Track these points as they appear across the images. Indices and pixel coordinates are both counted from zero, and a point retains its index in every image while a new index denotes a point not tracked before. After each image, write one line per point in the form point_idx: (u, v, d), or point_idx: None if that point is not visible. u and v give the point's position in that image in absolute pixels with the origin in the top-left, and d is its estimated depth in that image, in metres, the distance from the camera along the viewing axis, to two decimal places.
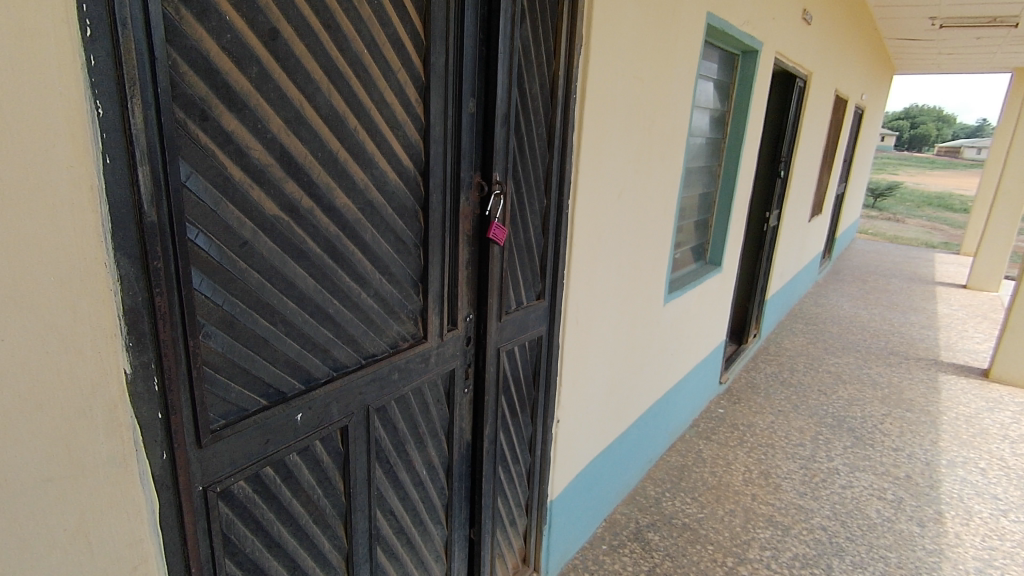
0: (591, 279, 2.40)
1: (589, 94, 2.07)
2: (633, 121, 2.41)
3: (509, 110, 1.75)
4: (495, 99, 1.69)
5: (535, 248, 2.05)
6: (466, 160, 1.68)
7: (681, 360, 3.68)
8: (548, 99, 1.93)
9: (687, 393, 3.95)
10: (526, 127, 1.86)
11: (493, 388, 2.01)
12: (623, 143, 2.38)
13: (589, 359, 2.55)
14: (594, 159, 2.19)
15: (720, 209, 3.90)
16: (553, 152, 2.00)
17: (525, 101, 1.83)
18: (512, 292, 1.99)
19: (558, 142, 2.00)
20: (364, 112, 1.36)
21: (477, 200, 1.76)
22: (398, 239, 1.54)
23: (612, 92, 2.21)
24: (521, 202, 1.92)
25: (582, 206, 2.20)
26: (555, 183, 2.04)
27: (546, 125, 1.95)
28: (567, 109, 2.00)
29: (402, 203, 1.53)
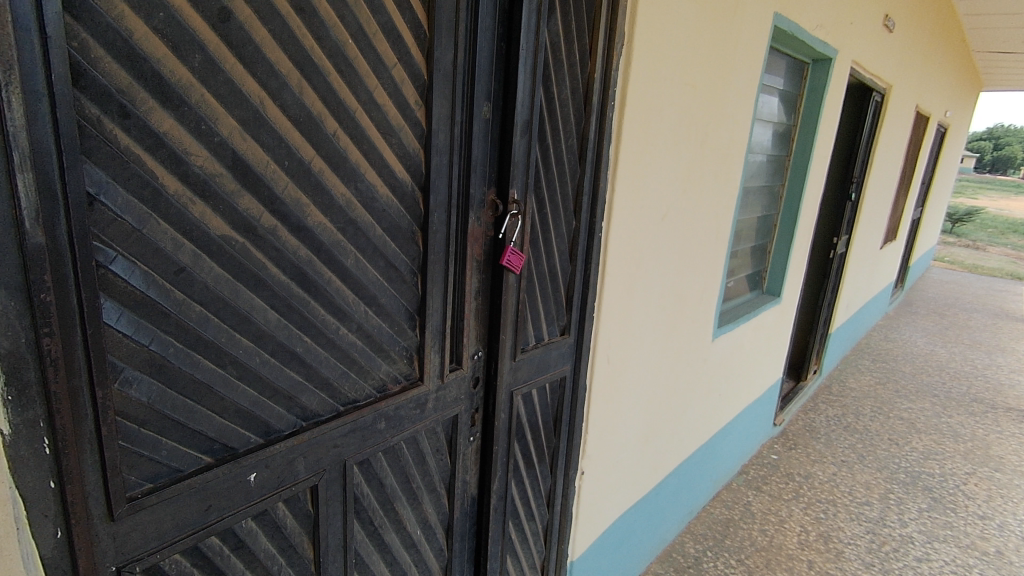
0: (626, 312, 2.10)
1: (630, 102, 1.79)
2: (683, 134, 2.11)
3: (532, 117, 1.50)
4: (514, 104, 1.44)
5: (561, 277, 1.78)
6: (477, 174, 1.44)
7: (731, 400, 3.29)
8: (581, 107, 1.67)
9: (736, 436, 3.54)
10: (553, 139, 1.60)
11: (505, 438, 1.75)
12: (671, 159, 2.08)
13: (622, 402, 2.24)
14: (634, 175, 1.90)
15: (780, 234, 3.51)
16: (586, 168, 1.73)
17: (553, 108, 1.57)
18: (532, 327, 1.73)
19: (592, 156, 1.73)
20: (347, 114, 1.13)
21: (489, 221, 1.52)
22: (389, 265, 1.31)
23: (658, 100, 1.92)
24: (545, 225, 1.66)
25: (618, 230, 1.91)
26: (587, 204, 1.77)
27: (577, 137, 1.69)
28: (603, 118, 1.72)
29: (395, 222, 1.29)
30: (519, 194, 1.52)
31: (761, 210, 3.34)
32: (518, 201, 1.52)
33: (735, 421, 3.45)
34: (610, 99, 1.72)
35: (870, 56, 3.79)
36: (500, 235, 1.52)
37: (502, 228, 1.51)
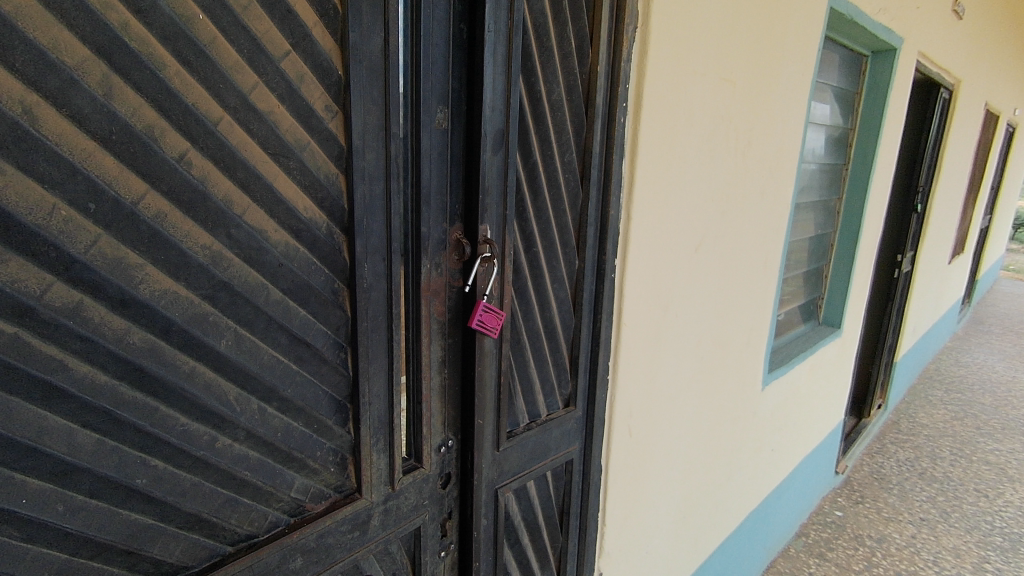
0: (651, 370, 1.65)
1: (648, 103, 1.37)
2: (720, 143, 1.67)
3: (509, 128, 1.09)
4: (481, 109, 1.04)
5: (562, 335, 1.36)
6: (431, 208, 1.04)
7: (785, 454, 2.77)
8: (581, 113, 1.26)
9: (793, 494, 3.01)
10: (542, 155, 1.19)
11: (490, 551, 1.32)
12: (704, 174, 1.64)
13: (651, 479, 1.78)
14: (656, 197, 1.47)
15: (837, 256, 2.99)
16: (591, 192, 1.31)
17: (541, 114, 1.17)
18: (521, 402, 1.31)
19: (597, 176, 1.31)
20: (203, 127, 0.75)
21: (454, 269, 1.12)
22: (296, 341, 0.92)
23: (685, 101, 1.48)
24: (536, 270, 1.25)
25: (637, 268, 1.48)
26: (593, 239, 1.35)
27: (578, 152, 1.27)
28: (612, 124, 1.30)
29: (302, 281, 0.90)
30: (495, 232, 1.12)
31: (815, 229, 2.83)
32: (492, 241, 1.11)
33: (791, 477, 2.92)
34: (620, 98, 1.30)
35: (938, 46, 3.25)
36: (468, 287, 1.12)
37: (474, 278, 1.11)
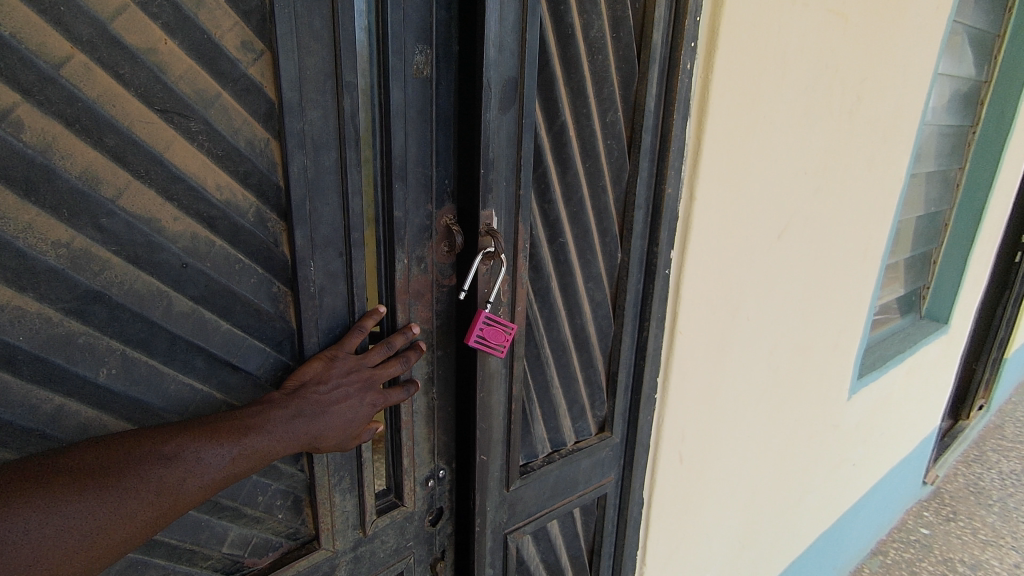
0: (711, 386, 1.34)
1: (728, 42, 1.01)
2: (822, 100, 1.29)
3: (525, 76, 0.79)
4: (482, 47, 0.74)
5: (596, 347, 1.08)
6: (409, 183, 0.77)
7: (867, 467, 2.38)
8: (632, 57, 0.94)
9: (873, 510, 2.63)
10: (573, 112, 0.89)
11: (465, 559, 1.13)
12: (797, 139, 1.27)
13: (706, 508, 1.50)
14: (735, 169, 1.12)
15: (952, 238, 2.48)
16: (642, 163, 1.00)
17: (573, 57, 0.87)
18: (541, 429, 1.06)
19: (650, 142, 1.00)
20: (35, 69, 0.52)
21: (445, 265, 0.85)
22: (218, 364, 0.69)
23: (780, 40, 1.11)
24: (564, 266, 0.97)
25: (701, 261, 1.16)
26: (641, 226, 1.04)
27: (626, 108, 0.96)
28: (674, 71, 0.97)
29: (220, 286, 0.67)
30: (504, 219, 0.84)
31: (927, 205, 2.35)
32: (498, 232, 0.83)
33: (875, 494, 2.49)
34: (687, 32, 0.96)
35: None
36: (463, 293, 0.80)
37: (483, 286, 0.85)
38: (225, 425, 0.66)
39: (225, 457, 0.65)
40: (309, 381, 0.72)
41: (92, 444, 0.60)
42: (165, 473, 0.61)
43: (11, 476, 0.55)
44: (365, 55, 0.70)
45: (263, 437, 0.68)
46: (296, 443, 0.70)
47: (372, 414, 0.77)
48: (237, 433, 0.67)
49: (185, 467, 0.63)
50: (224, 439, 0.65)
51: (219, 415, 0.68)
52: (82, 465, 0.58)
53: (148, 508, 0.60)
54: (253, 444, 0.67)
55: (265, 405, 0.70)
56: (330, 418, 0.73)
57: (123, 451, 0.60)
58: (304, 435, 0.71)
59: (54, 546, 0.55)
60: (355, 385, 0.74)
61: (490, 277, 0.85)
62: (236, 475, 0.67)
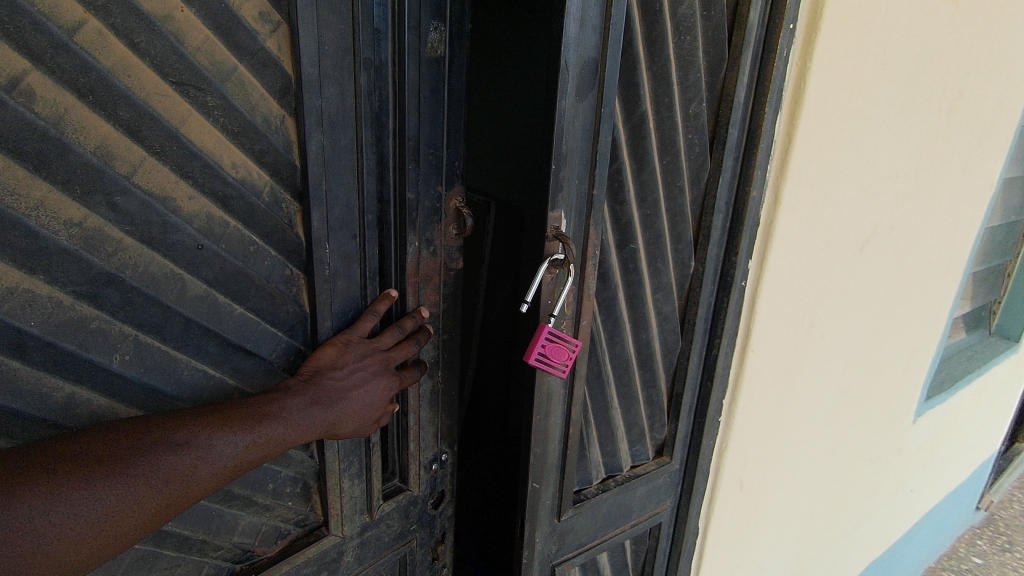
0: (779, 420, 1.14)
1: (834, 18, 0.85)
2: (935, 83, 1.08)
3: (607, 58, 0.70)
4: (562, 23, 0.65)
5: (660, 364, 0.98)
6: (420, 165, 0.77)
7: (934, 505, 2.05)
8: (721, 40, 0.83)
9: (929, 540, 2.13)
10: (653, 102, 0.80)
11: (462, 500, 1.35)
12: (901, 129, 1.06)
13: (767, 556, 1.27)
14: (823, 168, 0.95)
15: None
16: (725, 162, 0.88)
17: (658, 36, 0.77)
18: (597, 453, 0.97)
19: (736, 138, 0.87)
20: (50, 35, 0.47)
21: (453, 247, 0.86)
22: (231, 350, 0.67)
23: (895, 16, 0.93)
24: (632, 276, 0.88)
25: (780, 274, 0.98)
26: (720, 233, 0.92)
27: (709, 99, 0.85)
28: (769, 56, 0.84)
29: (235, 268, 0.65)
30: (573, 219, 0.76)
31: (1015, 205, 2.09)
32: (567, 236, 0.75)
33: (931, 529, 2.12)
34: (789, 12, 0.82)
35: None
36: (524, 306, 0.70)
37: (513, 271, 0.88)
38: (238, 412, 0.64)
39: (237, 444, 0.62)
40: (327, 365, 0.71)
41: (105, 430, 0.57)
42: (175, 461, 0.58)
43: (23, 461, 0.51)
44: (380, 30, 0.69)
45: (276, 424, 0.65)
46: (309, 432, 0.68)
47: (387, 399, 0.76)
48: (249, 420, 0.64)
49: (198, 455, 0.59)
50: (236, 426, 0.62)
51: (230, 404, 0.65)
52: (95, 450, 0.55)
53: (158, 497, 0.57)
54: (265, 432, 0.64)
55: (281, 392, 0.68)
56: (344, 405, 0.71)
57: (137, 437, 0.57)
58: (318, 423, 0.69)
59: (58, 537, 0.51)
60: (371, 369, 0.73)
61: (555, 286, 0.77)
62: (246, 465, 0.63)
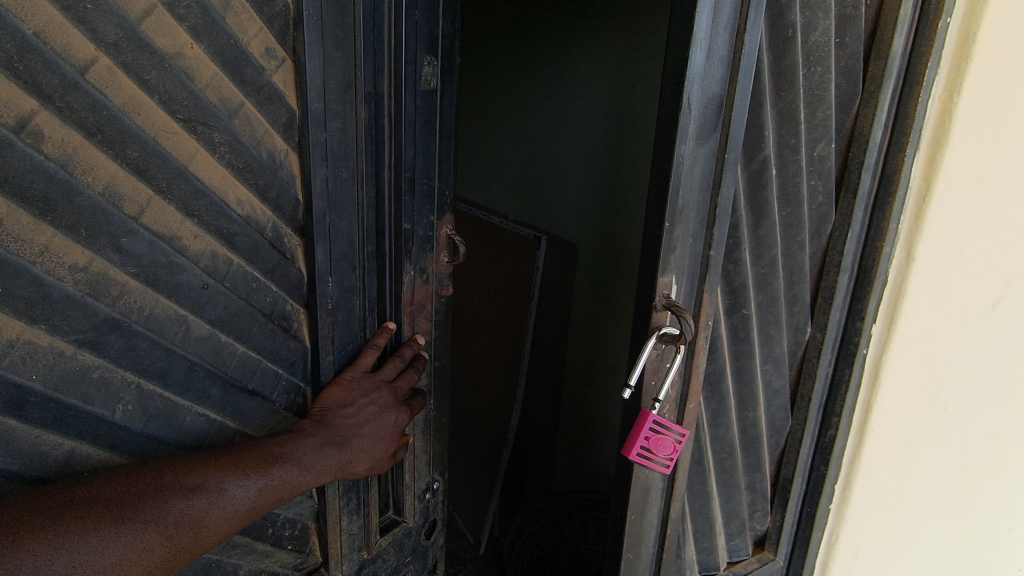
0: (886, 510, 0.93)
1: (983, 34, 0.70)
2: None
3: (736, 99, 0.64)
4: (690, 53, 0.60)
5: (766, 445, 0.90)
6: (415, 195, 0.74)
7: None
8: (854, 74, 0.75)
9: None
10: (777, 145, 0.73)
11: (517, 555, 1.51)
12: None
13: None
14: (961, 209, 0.77)
15: None
16: (854, 213, 0.79)
17: (788, 71, 0.70)
18: (692, 546, 0.91)
19: (867, 187, 0.78)
20: (61, 73, 0.46)
21: (444, 274, 0.83)
22: (233, 391, 0.65)
23: None
24: (742, 343, 0.81)
25: (909, 336, 0.82)
26: (843, 295, 0.83)
27: (837, 140, 0.78)
28: (912, 91, 0.75)
29: (239, 307, 0.63)
30: (686, 283, 0.71)
31: None
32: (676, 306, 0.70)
33: None
34: (937, 44, 0.72)
35: None
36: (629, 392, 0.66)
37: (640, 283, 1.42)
38: (252, 456, 0.61)
39: (251, 489, 0.59)
40: (337, 403, 0.70)
41: (115, 475, 0.55)
42: (186, 507, 0.55)
43: (38, 503, 0.50)
44: (377, 63, 0.67)
45: (290, 467, 0.63)
46: (323, 473, 0.66)
47: (393, 434, 0.75)
48: (262, 463, 0.61)
49: (209, 498, 0.57)
50: (250, 470, 0.60)
51: (243, 446, 0.62)
52: (109, 493, 0.53)
53: (165, 544, 0.54)
54: (279, 475, 0.62)
55: (295, 432, 0.66)
56: (353, 443, 0.70)
57: (150, 481, 0.55)
58: (330, 463, 0.67)
59: None
60: (381, 404, 0.73)
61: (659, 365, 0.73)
62: (259, 511, 0.61)
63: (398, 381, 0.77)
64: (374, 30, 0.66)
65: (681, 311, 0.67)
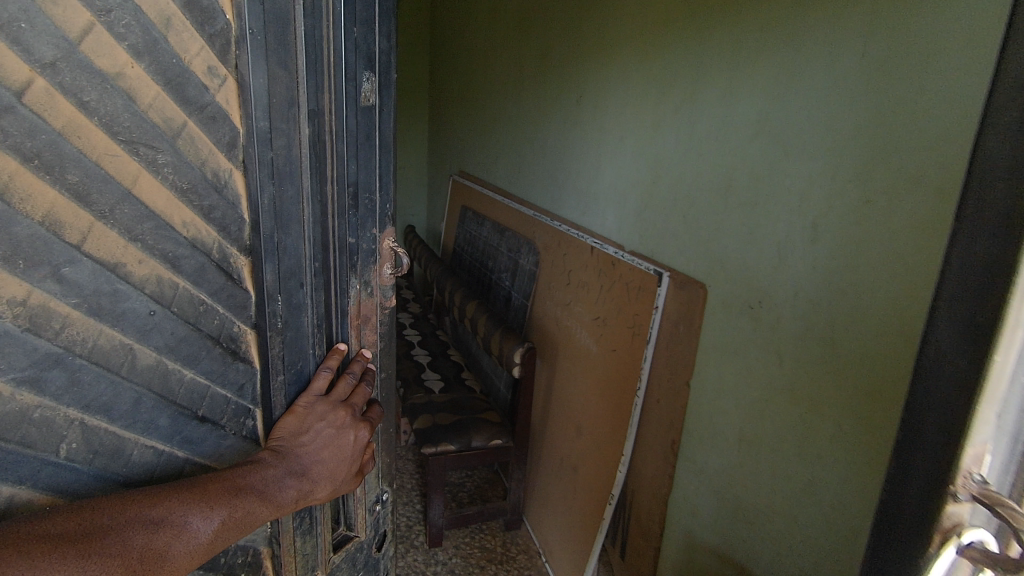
0: None
1: None
2: None
3: None
4: None
5: None
6: (358, 211, 0.76)
7: None
8: None
9: None
10: None
11: None
12: None
13: None
14: None
15: None
16: None
17: None
18: None
19: None
20: None
21: (388, 285, 0.84)
22: (180, 418, 0.62)
23: None
24: None
25: None
26: None
27: None
28: None
29: (185, 330, 0.60)
30: (1003, 450, 0.40)
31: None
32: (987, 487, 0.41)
33: None
34: None
35: None
36: None
37: (806, 357, 1.33)
38: (213, 488, 0.60)
39: (214, 520, 0.58)
40: (291, 433, 0.71)
41: (74, 510, 0.51)
42: (149, 541, 0.53)
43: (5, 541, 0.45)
44: (319, 81, 0.66)
45: (254, 499, 0.62)
46: (285, 503, 0.66)
47: (354, 457, 0.77)
48: (224, 494, 0.60)
49: (174, 532, 0.55)
50: (212, 501, 0.59)
51: (201, 479, 0.61)
52: (74, 527, 0.49)
53: None
54: (243, 506, 0.61)
55: (254, 462, 0.66)
56: (314, 470, 0.71)
57: (115, 515, 0.52)
58: (291, 493, 0.67)
59: None
60: (336, 424, 0.74)
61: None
62: (221, 544, 0.59)
63: (352, 397, 0.78)
64: (315, 48, 0.64)
65: (1012, 514, 0.39)
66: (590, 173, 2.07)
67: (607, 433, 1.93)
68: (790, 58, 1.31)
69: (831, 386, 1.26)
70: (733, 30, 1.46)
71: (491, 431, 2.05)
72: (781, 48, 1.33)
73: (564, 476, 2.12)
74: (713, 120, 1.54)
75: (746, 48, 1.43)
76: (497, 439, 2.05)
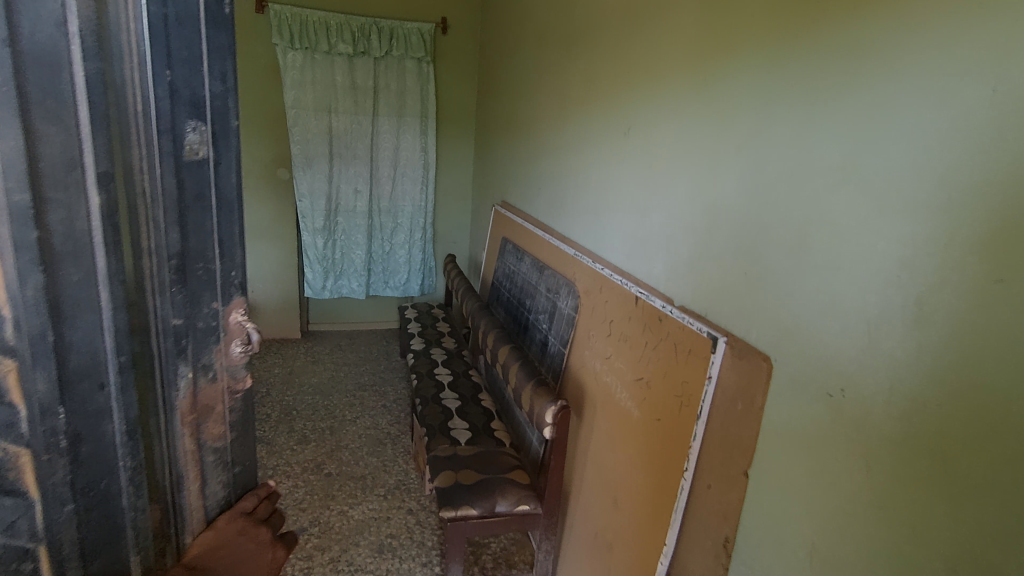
0: None
1: None
2: None
3: None
4: None
5: None
6: (183, 288, 0.60)
7: None
8: None
9: None
10: None
11: None
12: None
13: None
14: None
15: None
16: None
17: None
18: None
19: None
20: None
21: (238, 366, 0.69)
22: None
23: None
24: None
25: None
26: None
27: None
28: None
29: None
30: None
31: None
32: None
33: None
34: None
35: None
36: None
37: (892, 478, 0.98)
38: None
39: None
40: (212, 545, 0.66)
41: None
42: None
43: None
44: (117, 136, 0.51)
45: None
46: None
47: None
48: None
49: None
50: None
51: None
52: None
53: None
54: None
55: None
56: None
57: None
58: None
59: None
60: (257, 540, 0.71)
61: None
62: None
63: (263, 522, 0.75)
64: (110, 95, 0.49)
65: None
66: (635, 212, 1.80)
67: (646, 519, 1.61)
68: (881, 84, 0.98)
69: (943, 531, 0.89)
70: (802, 49, 1.14)
71: (517, 493, 1.83)
72: (872, 68, 0.99)
73: (592, 553, 1.87)
74: (778, 159, 1.22)
75: (821, 70, 1.10)
76: (525, 504, 1.81)
